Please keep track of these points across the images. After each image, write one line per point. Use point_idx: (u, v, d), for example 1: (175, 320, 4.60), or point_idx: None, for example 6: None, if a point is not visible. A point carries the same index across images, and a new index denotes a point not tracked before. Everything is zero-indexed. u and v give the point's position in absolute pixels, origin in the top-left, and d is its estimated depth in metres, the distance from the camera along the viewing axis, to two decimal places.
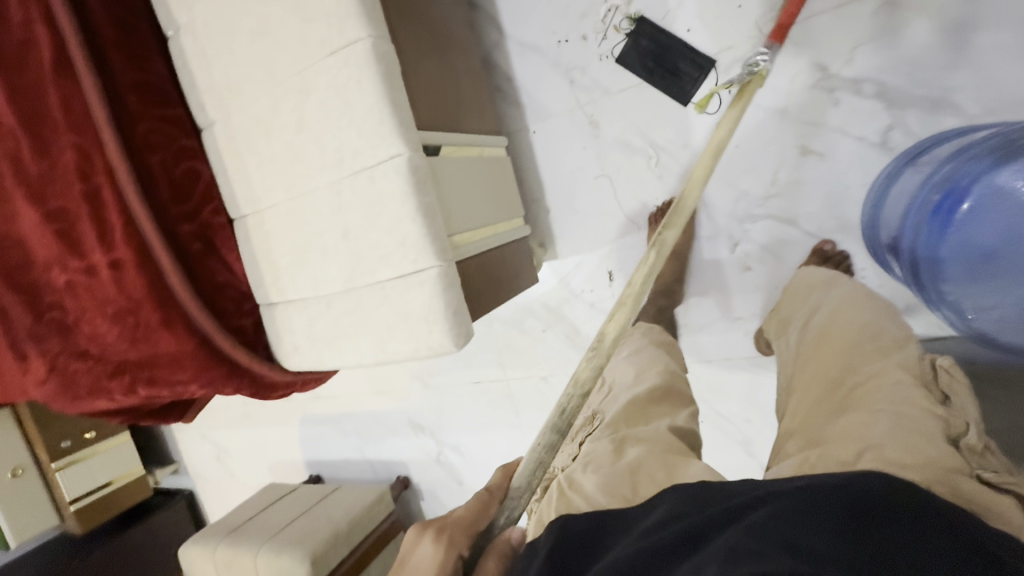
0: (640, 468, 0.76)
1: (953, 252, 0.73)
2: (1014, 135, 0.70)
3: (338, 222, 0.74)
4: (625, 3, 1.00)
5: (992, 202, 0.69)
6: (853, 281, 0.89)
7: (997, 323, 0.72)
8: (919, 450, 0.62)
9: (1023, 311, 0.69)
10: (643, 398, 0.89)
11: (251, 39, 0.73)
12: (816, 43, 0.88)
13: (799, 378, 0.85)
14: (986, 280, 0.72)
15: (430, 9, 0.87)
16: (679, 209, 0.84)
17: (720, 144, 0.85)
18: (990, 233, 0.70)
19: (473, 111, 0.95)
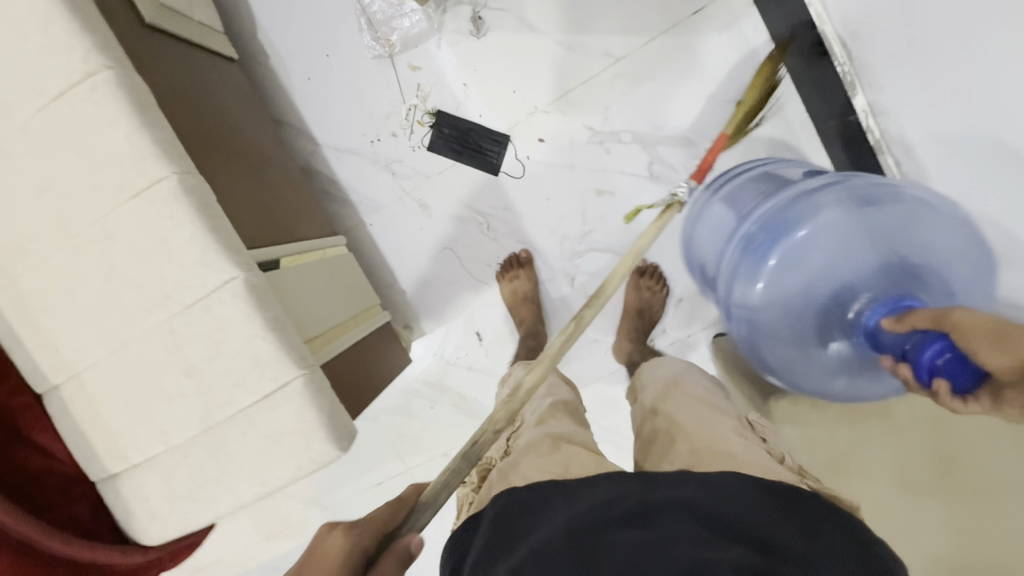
0: (571, 458, 0.71)
1: (766, 302, 0.75)
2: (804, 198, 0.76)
3: (177, 362, 0.69)
4: (421, 101, 1.13)
5: (796, 256, 0.72)
6: (680, 363, 0.99)
7: (800, 371, 0.77)
8: (762, 464, 0.67)
9: (823, 361, 0.74)
10: (560, 407, 0.90)
11: (29, 198, 0.68)
12: (579, 111, 1.10)
13: (651, 425, 0.84)
14: (787, 325, 0.74)
15: (237, 135, 0.90)
16: (601, 296, 0.86)
17: (643, 250, 0.87)
18: (802, 282, 0.72)
19: (304, 218, 0.97)
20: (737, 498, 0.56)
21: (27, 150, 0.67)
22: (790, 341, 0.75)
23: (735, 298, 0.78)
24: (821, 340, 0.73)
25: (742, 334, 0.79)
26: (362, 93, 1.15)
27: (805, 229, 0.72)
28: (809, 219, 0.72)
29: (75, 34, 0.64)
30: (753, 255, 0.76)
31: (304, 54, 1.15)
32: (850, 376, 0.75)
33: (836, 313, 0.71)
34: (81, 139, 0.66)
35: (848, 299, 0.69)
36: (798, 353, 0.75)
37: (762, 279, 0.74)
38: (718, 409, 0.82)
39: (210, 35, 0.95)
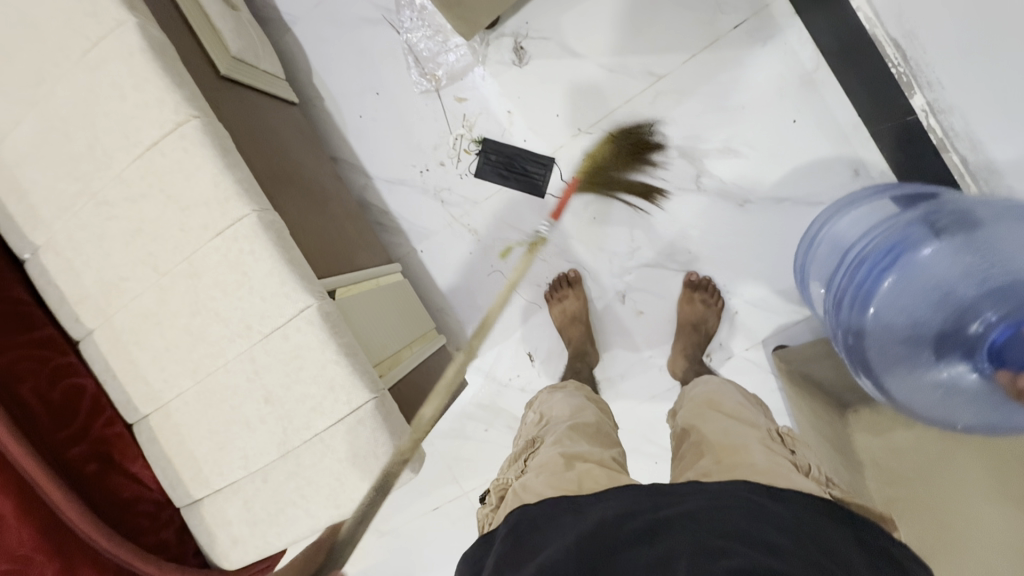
0: (585, 476, 0.71)
1: (879, 313, 0.71)
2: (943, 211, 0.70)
3: (257, 389, 0.73)
4: (467, 131, 1.17)
5: (919, 268, 0.69)
6: (712, 379, 0.95)
7: (910, 394, 0.70)
8: (782, 475, 0.64)
9: (938, 387, 0.67)
10: (581, 425, 0.88)
11: (125, 241, 0.74)
12: (621, 131, 1.11)
13: (682, 446, 0.83)
14: (903, 348, 0.69)
15: (301, 172, 0.96)
16: (483, 329, 1.23)
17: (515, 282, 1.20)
18: (920, 294, 0.68)
19: (361, 247, 1.01)
20: (765, 511, 0.52)
21: (123, 196, 0.73)
22: (906, 368, 0.69)
23: (846, 319, 0.76)
24: (938, 361, 0.66)
25: (851, 355, 0.75)
26: (410, 127, 1.20)
27: (931, 246, 0.68)
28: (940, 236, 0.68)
29: (167, 89, 0.70)
30: (867, 273, 0.74)
31: (355, 94, 1.22)
32: (969, 407, 0.65)
33: (956, 328, 0.64)
34: (170, 185, 0.71)
35: (974, 314, 0.63)
36: (919, 384, 0.68)
37: (876, 297, 0.72)
38: (750, 424, 0.79)
39: (273, 82, 1.02)
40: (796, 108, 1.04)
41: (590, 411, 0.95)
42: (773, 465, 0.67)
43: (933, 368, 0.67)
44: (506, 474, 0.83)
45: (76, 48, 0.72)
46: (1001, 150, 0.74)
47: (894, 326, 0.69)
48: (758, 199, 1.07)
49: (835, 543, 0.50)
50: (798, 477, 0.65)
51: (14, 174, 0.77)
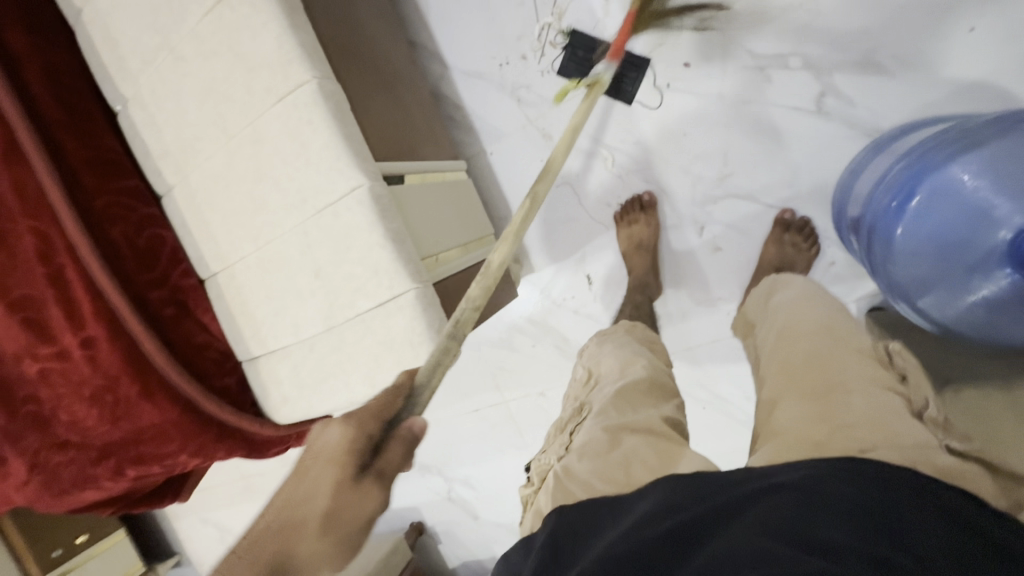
0: (632, 460, 0.66)
1: (912, 238, 0.74)
2: (963, 128, 0.73)
3: (309, 263, 0.74)
4: (556, 20, 1.05)
5: (944, 189, 0.71)
6: (806, 280, 0.84)
7: (952, 309, 0.75)
8: (891, 426, 0.57)
9: (975, 297, 0.73)
10: (629, 388, 0.80)
11: (198, 100, 0.75)
12: (737, 29, 0.94)
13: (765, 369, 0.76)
14: (938, 266, 0.74)
15: (373, 49, 0.91)
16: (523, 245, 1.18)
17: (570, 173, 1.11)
18: (950, 213, 0.71)
19: (427, 139, 0.97)
20: (824, 498, 0.46)
21: (198, 53, 0.73)
22: (946, 282, 0.74)
23: (877, 244, 0.78)
24: (986, 272, 0.71)
25: (889, 282, 0.79)
26: (494, 12, 1.10)
27: (960, 162, 0.70)
28: (969, 151, 0.70)
29: None
30: (890, 199, 0.76)
31: None
32: (1013, 308, 0.71)
33: (983, 242, 0.70)
34: (239, 43, 0.70)
35: (1002, 225, 0.69)
36: (959, 296, 0.74)
37: (905, 221, 0.74)
38: (849, 348, 0.68)
39: None
40: (971, 18, 0.83)
41: (642, 363, 0.86)
42: (875, 409, 0.60)
43: (972, 281, 0.72)
44: (549, 452, 0.85)
45: None
46: None
47: (927, 244, 0.73)
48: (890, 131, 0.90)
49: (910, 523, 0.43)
50: (908, 423, 0.58)
51: (105, 23, 0.78)
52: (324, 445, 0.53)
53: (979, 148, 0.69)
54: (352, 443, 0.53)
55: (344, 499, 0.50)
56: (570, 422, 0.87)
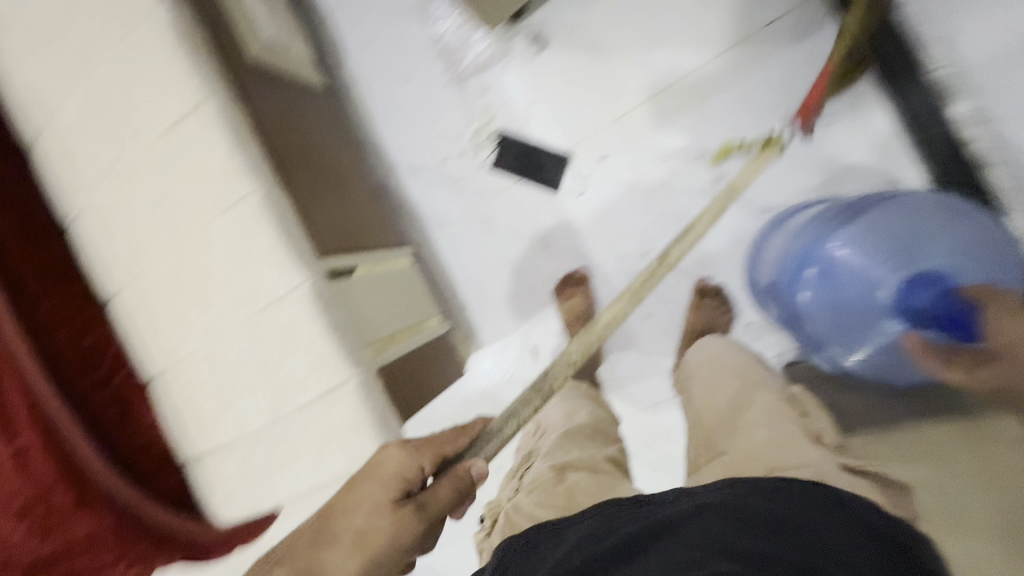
0: (575, 489, 0.78)
1: (813, 305, 0.81)
2: (836, 209, 0.82)
3: (255, 356, 0.78)
4: (488, 122, 1.19)
5: (830, 265, 0.78)
6: (727, 342, 0.93)
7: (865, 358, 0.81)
8: (798, 450, 0.69)
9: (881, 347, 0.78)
10: (575, 432, 0.92)
11: (151, 210, 0.81)
12: (642, 126, 1.09)
13: (693, 410, 0.88)
14: (843, 325, 0.80)
15: (322, 154, 1.00)
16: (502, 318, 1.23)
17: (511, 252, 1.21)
18: (839, 284, 0.78)
19: (373, 230, 1.04)
20: (746, 510, 0.52)
21: (152, 169, 0.79)
22: (854, 336, 0.80)
23: (789, 310, 0.86)
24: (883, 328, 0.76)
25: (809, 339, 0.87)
26: (433, 116, 1.23)
27: (838, 241, 0.78)
28: (843, 231, 0.78)
29: (192, 70, 0.75)
30: (789, 277, 0.83)
31: (384, 81, 1.25)
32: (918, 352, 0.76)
33: (871, 303, 0.76)
34: (191, 160, 0.77)
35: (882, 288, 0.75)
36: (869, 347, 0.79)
37: (805, 294, 0.81)
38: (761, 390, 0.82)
39: (304, 67, 1.06)
40: (825, 110, 0.98)
41: (585, 413, 0.96)
42: (783, 437, 0.72)
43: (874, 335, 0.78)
44: (500, 494, 0.96)
45: (116, 29, 0.77)
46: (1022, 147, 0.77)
47: (827, 310, 0.80)
48: (779, 208, 1.02)
49: (823, 526, 0.50)
50: (814, 450, 0.70)
51: (64, 144, 0.85)
52: (381, 462, 0.69)
53: (849, 226, 0.78)
54: (408, 469, 0.70)
55: (382, 519, 0.66)
56: (521, 469, 0.97)
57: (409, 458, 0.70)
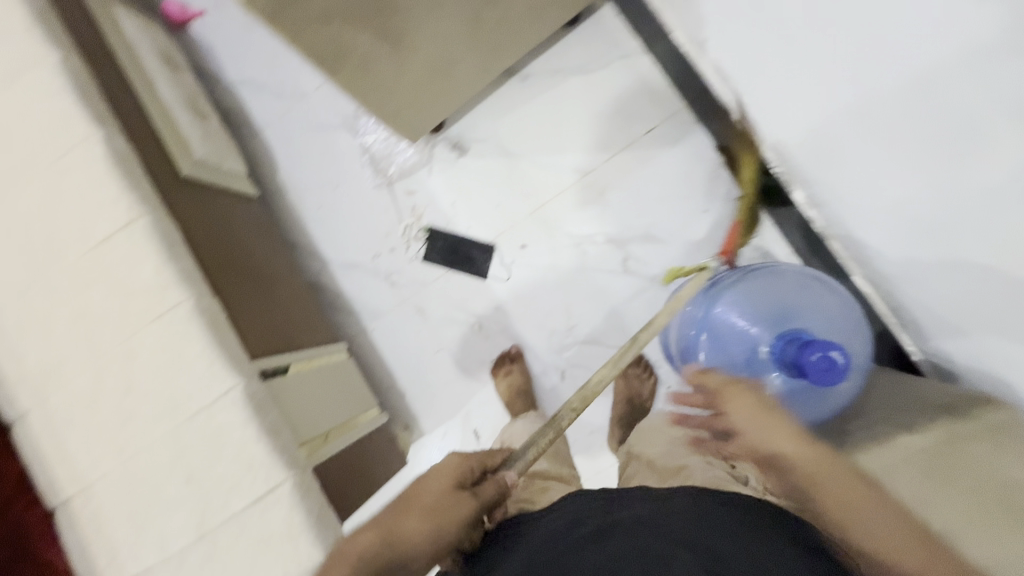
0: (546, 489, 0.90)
1: (709, 365, 0.90)
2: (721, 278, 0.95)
3: (180, 468, 0.75)
4: (416, 220, 1.28)
5: (716, 327, 0.89)
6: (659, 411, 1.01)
7: None
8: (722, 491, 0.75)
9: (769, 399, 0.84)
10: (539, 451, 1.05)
11: (69, 326, 0.79)
12: (554, 217, 1.22)
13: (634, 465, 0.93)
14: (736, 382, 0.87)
15: (254, 258, 1.03)
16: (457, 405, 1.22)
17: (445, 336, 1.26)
18: (726, 342, 0.88)
19: (307, 328, 1.06)
20: (706, 515, 0.59)
21: (73, 285, 0.79)
22: None
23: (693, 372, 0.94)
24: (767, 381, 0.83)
25: None
26: (364, 217, 1.31)
27: (719, 306, 0.90)
28: (721, 297, 0.90)
29: (122, 190, 0.78)
30: (688, 338, 0.93)
31: (315, 188, 1.33)
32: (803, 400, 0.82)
33: (753, 359, 0.84)
34: (117, 274, 0.78)
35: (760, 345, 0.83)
36: None
37: (701, 353, 0.91)
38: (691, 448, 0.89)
39: (236, 179, 1.12)
40: (702, 198, 1.15)
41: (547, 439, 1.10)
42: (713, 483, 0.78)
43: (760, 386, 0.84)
44: None
45: (44, 155, 0.80)
46: (854, 224, 0.88)
47: (720, 369, 0.88)
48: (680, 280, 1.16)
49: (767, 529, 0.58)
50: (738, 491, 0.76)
51: None
52: (446, 464, 0.75)
53: (727, 293, 0.90)
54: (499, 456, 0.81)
55: (449, 499, 0.69)
56: None
57: (465, 461, 0.75)
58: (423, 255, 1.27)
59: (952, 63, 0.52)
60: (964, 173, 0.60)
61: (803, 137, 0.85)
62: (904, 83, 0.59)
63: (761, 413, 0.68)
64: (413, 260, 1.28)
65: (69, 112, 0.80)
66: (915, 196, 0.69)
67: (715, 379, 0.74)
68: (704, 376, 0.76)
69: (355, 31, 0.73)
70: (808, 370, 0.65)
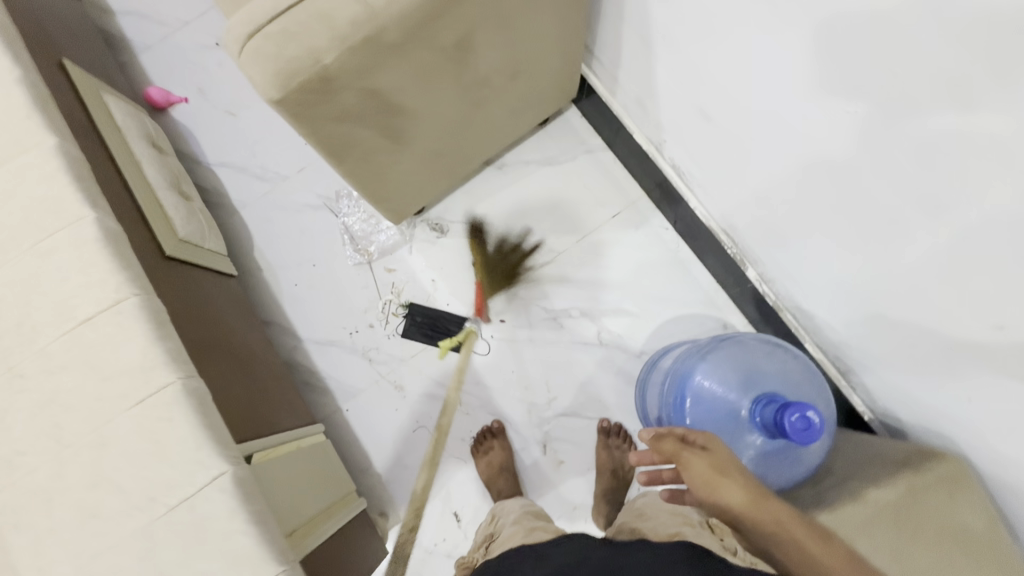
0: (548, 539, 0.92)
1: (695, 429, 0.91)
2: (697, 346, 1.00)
3: (151, 570, 0.68)
4: (395, 296, 1.31)
5: (699, 392, 0.92)
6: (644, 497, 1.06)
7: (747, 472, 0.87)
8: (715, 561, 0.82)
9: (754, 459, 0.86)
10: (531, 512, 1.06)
11: (31, 413, 0.73)
12: (530, 293, 1.29)
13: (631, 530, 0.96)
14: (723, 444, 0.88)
15: (233, 337, 1.01)
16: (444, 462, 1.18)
17: (425, 413, 1.25)
18: (710, 407, 0.90)
19: (285, 408, 1.03)
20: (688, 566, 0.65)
21: (41, 369, 0.73)
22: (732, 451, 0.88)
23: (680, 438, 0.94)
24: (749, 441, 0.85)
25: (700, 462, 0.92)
26: (341, 293, 1.32)
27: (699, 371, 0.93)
28: (701, 362, 0.94)
29: (112, 270, 0.76)
30: (672, 404, 0.96)
31: (293, 266, 1.34)
32: (783, 458, 0.85)
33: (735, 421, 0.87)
34: (95, 356, 0.73)
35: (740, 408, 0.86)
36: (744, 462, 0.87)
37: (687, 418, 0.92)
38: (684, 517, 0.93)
39: (216, 259, 1.11)
40: (666, 276, 1.26)
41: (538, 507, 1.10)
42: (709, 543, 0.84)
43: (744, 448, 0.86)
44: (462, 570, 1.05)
45: (28, 235, 0.78)
46: (804, 298, 0.99)
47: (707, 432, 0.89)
48: (651, 351, 1.23)
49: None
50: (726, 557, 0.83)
51: None
52: None
53: (705, 360, 0.94)
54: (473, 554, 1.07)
55: None
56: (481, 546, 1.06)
57: None
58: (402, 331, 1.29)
59: (883, 167, 0.65)
60: (902, 244, 0.70)
61: (754, 220, 0.98)
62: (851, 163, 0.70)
63: (717, 481, 0.68)
64: (392, 335, 1.29)
65: (63, 194, 0.79)
66: (857, 272, 0.81)
67: (670, 445, 0.71)
68: (659, 442, 0.73)
69: (364, 129, 0.80)
70: (789, 431, 0.69)
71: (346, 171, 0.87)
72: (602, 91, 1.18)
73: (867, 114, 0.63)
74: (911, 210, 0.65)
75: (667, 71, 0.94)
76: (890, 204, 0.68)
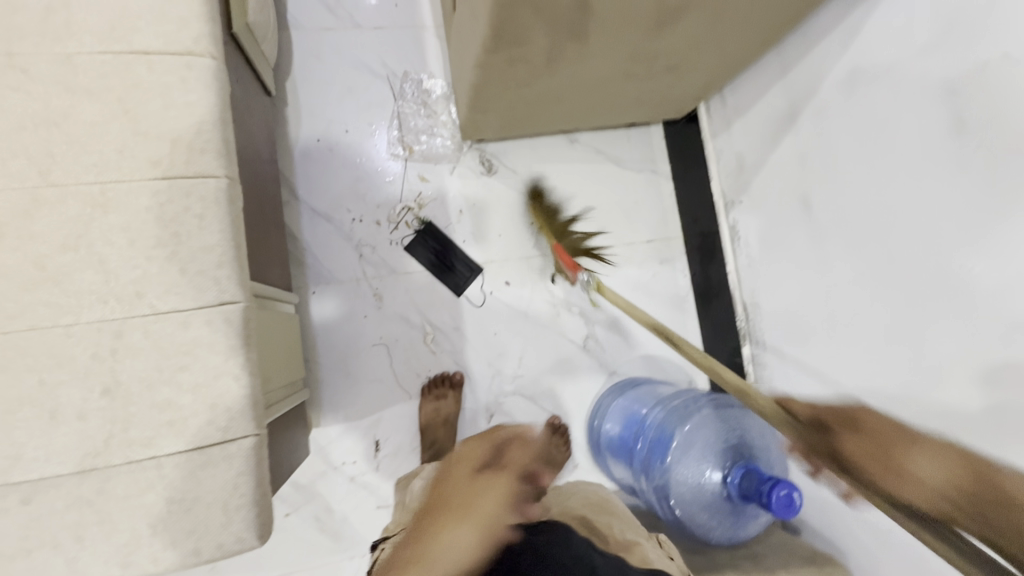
0: None
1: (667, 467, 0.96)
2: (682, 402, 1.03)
3: (102, 372, 0.55)
4: (416, 207, 1.21)
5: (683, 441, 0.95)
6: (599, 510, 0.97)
7: (697, 518, 0.94)
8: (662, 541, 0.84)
9: (709, 509, 0.93)
10: None
11: (18, 124, 0.56)
12: (544, 270, 1.25)
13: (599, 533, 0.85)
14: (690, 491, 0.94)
15: (255, 161, 0.86)
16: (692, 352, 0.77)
17: (392, 334, 1.17)
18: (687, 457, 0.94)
19: (274, 262, 0.90)
20: None
21: (58, 81, 0.57)
22: (694, 500, 0.93)
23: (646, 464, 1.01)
24: (712, 494, 0.92)
25: (655, 491, 0.99)
26: (363, 175, 1.19)
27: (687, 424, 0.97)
28: (688, 420, 0.98)
29: (199, 17, 0.62)
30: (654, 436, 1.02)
31: (324, 120, 1.19)
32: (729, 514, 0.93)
33: (705, 474, 0.92)
34: (136, 101, 0.59)
35: (714, 466, 0.92)
36: (700, 510, 0.94)
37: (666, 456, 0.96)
38: None
39: (264, 66, 0.94)
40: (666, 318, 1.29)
41: None
42: None
43: (707, 497, 0.92)
44: None
45: None
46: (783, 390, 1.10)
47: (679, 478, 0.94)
48: (624, 375, 1.26)
49: None
50: None
51: None
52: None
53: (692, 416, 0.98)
54: None
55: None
56: None
57: None
58: (407, 244, 1.19)
59: (954, 325, 0.72)
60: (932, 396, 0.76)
61: (784, 309, 1.07)
62: (926, 306, 0.76)
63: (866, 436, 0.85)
64: (396, 244, 1.19)
65: None
66: (854, 394, 0.90)
67: None
68: None
69: (541, 34, 0.72)
70: (772, 502, 0.77)
71: (487, 63, 0.79)
72: (705, 130, 1.25)
73: (975, 275, 0.69)
74: (958, 371, 0.72)
75: (798, 144, 0.97)
76: (940, 357, 0.74)
